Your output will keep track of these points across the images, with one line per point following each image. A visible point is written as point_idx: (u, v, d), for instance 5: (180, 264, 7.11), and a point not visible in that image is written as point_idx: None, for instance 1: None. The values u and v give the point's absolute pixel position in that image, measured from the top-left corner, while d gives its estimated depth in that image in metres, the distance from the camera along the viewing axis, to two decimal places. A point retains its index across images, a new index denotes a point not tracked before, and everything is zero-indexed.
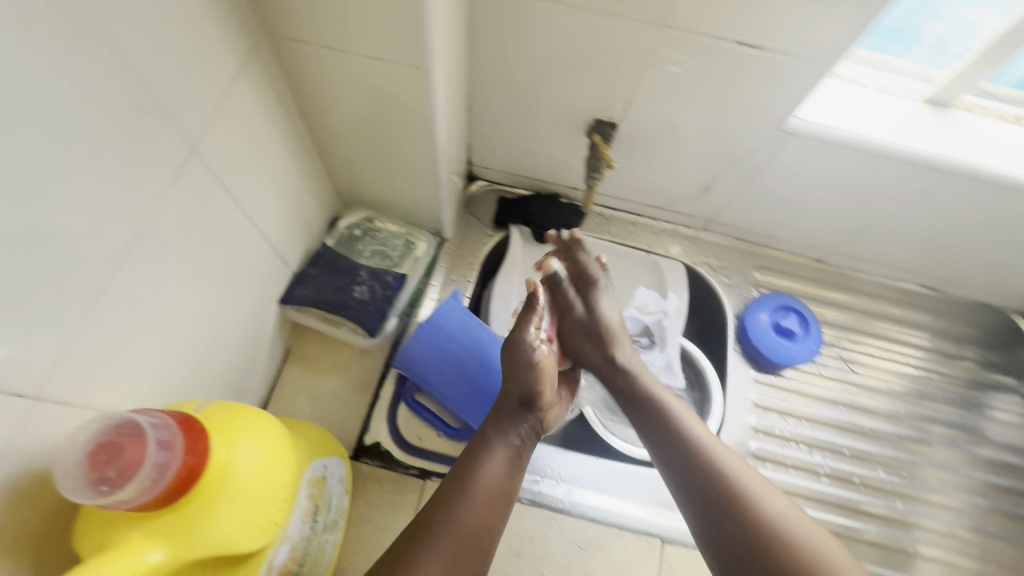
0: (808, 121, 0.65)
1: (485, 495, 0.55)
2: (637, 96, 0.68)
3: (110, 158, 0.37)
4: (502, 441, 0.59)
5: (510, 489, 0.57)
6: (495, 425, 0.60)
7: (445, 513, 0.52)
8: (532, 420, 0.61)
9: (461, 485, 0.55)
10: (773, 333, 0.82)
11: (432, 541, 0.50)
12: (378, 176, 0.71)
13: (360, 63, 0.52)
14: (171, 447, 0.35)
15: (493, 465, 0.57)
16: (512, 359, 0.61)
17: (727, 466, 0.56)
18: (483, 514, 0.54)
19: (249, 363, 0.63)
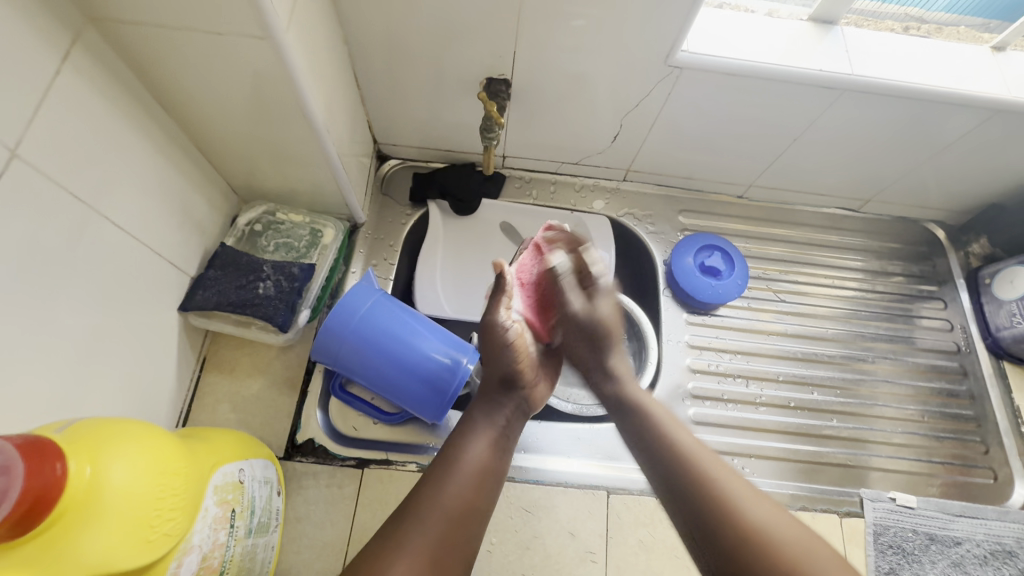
0: (695, 54, 0.64)
1: (473, 474, 0.52)
2: (521, 50, 0.65)
3: None
4: (490, 420, 0.58)
5: (498, 469, 0.55)
6: (483, 406, 0.60)
7: (430, 494, 0.49)
8: (519, 398, 0.62)
9: (446, 466, 0.52)
10: (699, 274, 0.83)
11: (418, 522, 0.47)
12: (268, 165, 0.67)
13: (200, 41, 0.48)
14: (7, 472, 0.32)
15: (480, 443, 0.55)
16: (490, 341, 0.62)
17: (707, 469, 0.52)
18: (472, 495, 0.51)
19: (153, 377, 0.60)
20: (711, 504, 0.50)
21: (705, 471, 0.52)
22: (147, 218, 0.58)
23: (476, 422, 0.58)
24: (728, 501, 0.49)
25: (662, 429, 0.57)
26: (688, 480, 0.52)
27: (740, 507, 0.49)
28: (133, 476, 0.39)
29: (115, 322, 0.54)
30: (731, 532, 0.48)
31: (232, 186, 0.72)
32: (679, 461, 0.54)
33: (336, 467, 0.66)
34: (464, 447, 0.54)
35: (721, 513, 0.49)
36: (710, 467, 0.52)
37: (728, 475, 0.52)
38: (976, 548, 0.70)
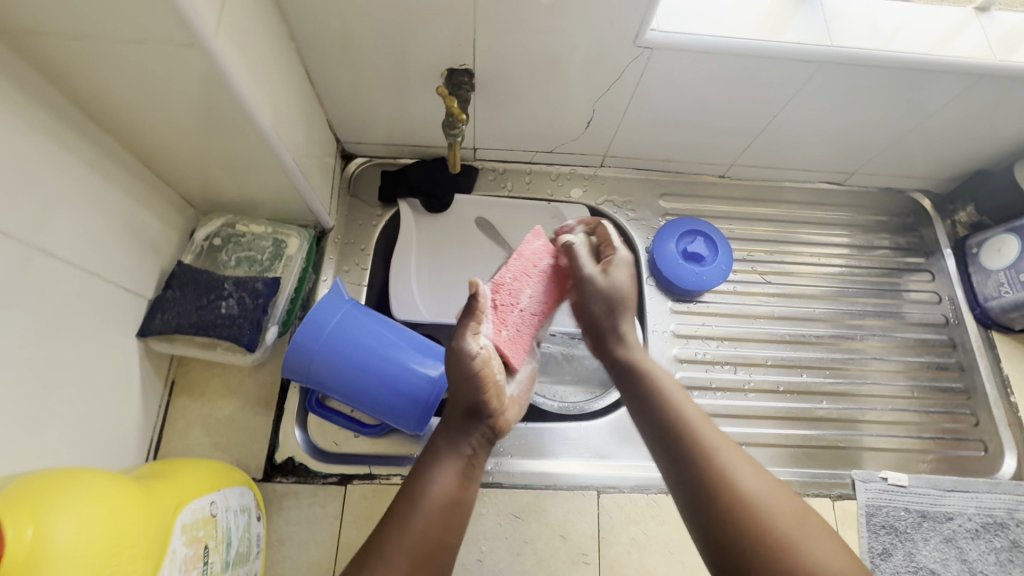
0: (666, 32, 0.60)
1: (440, 506, 0.49)
2: (482, 36, 0.61)
3: None
4: (456, 452, 0.53)
5: (467, 500, 0.51)
6: (447, 438, 0.54)
7: (395, 531, 0.46)
8: (485, 428, 0.55)
9: (410, 499, 0.49)
10: (682, 261, 0.80)
11: (382, 560, 0.44)
12: (220, 177, 0.63)
13: (120, 53, 0.44)
14: None
15: (446, 475, 0.51)
16: (453, 370, 0.54)
17: (710, 441, 0.47)
18: (440, 527, 0.48)
19: (116, 409, 0.58)
20: (712, 475, 0.44)
21: (708, 443, 0.47)
22: (91, 243, 0.54)
23: (440, 453, 0.53)
24: (729, 479, 0.44)
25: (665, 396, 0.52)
26: (693, 453, 0.46)
27: (742, 487, 0.43)
28: (79, 532, 0.36)
29: (67, 357, 0.51)
30: (732, 516, 0.42)
31: (187, 199, 0.68)
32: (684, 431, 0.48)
33: (318, 485, 0.64)
34: (429, 478, 0.50)
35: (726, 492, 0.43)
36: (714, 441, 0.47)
37: (734, 452, 0.46)
38: (968, 522, 0.70)
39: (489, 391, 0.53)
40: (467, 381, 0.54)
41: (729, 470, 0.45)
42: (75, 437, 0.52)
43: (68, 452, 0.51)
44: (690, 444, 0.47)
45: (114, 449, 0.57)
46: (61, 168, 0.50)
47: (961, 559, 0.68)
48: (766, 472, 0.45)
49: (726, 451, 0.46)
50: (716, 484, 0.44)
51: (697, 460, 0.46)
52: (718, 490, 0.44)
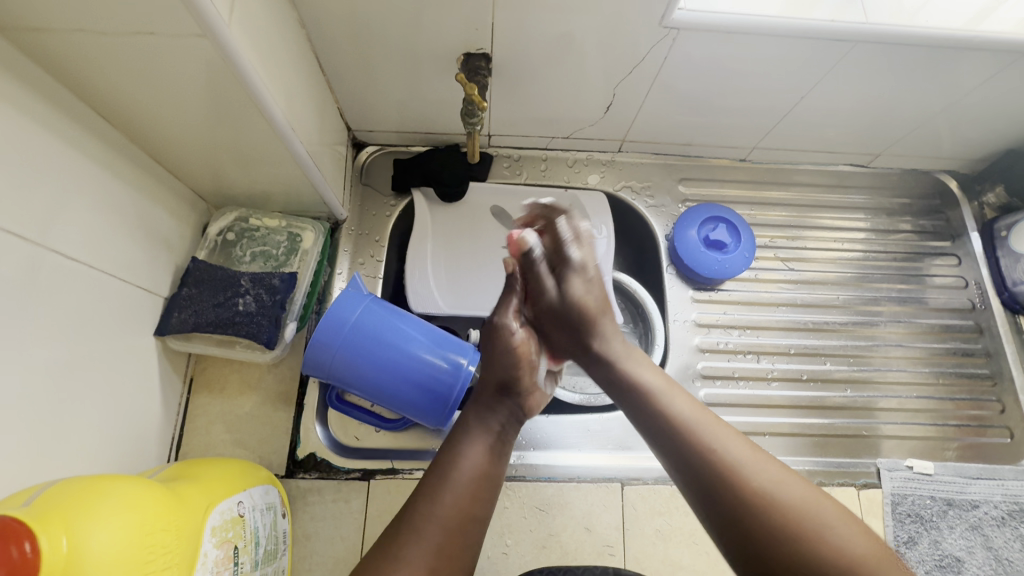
0: (693, 12, 0.58)
1: (472, 481, 0.45)
2: (499, 19, 0.59)
3: None
4: (481, 426, 0.49)
5: (495, 478, 0.47)
6: (474, 410, 0.51)
7: (426, 502, 0.43)
8: (511, 407, 0.52)
9: (441, 473, 0.45)
10: (703, 248, 0.78)
11: (415, 532, 0.41)
12: (232, 169, 0.61)
13: (129, 46, 0.42)
14: None
15: (476, 449, 0.47)
16: (491, 346, 0.54)
17: (739, 462, 0.42)
18: (476, 500, 0.44)
19: (137, 408, 0.57)
20: (757, 510, 0.39)
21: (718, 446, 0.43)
22: (104, 243, 0.53)
23: (466, 428, 0.49)
24: (775, 501, 0.40)
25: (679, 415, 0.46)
26: (731, 485, 0.41)
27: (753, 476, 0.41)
28: (116, 539, 0.36)
29: (85, 360, 0.50)
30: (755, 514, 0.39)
31: (198, 193, 0.67)
32: (715, 466, 0.42)
33: (341, 480, 0.64)
34: (460, 449, 0.47)
35: (776, 523, 0.39)
36: (744, 460, 0.42)
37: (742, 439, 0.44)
38: (994, 510, 0.70)
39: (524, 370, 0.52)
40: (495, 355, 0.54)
41: (769, 490, 0.40)
42: (98, 440, 0.52)
43: (93, 454, 0.51)
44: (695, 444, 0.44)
45: (138, 448, 0.57)
46: (71, 167, 0.48)
47: (987, 546, 0.69)
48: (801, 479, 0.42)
49: (761, 468, 0.41)
50: (763, 512, 0.39)
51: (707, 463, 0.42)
52: (765, 526, 0.39)
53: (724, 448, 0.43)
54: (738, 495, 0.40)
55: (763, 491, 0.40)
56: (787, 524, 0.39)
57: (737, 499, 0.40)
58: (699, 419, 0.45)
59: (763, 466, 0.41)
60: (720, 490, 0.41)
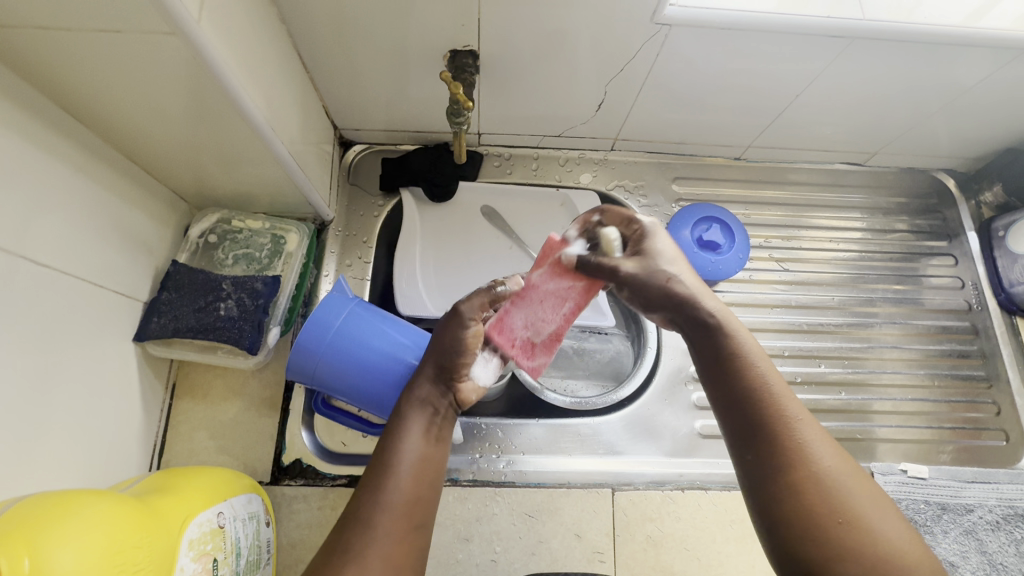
0: (686, 7, 0.56)
1: (415, 466, 0.43)
2: (486, 14, 0.57)
3: None
4: (418, 408, 0.46)
5: (441, 457, 0.45)
6: (410, 393, 0.48)
7: (371, 495, 0.41)
8: (451, 392, 0.49)
9: (384, 460, 0.43)
10: (696, 249, 0.76)
11: (364, 528, 0.39)
12: (212, 169, 0.60)
13: (94, 41, 0.40)
14: None
15: (417, 431, 0.45)
16: (440, 329, 0.50)
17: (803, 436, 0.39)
18: (422, 482, 0.42)
19: (117, 416, 0.56)
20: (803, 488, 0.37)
21: (788, 419, 0.39)
22: (77, 247, 0.51)
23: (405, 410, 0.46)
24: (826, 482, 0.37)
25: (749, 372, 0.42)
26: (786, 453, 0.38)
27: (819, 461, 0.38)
28: (85, 558, 0.35)
29: (61, 368, 0.49)
30: (814, 500, 0.36)
31: (179, 194, 0.65)
32: (784, 440, 0.38)
33: (327, 487, 0.63)
34: (400, 433, 0.44)
35: (820, 505, 0.36)
36: (808, 437, 0.39)
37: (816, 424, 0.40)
38: (989, 514, 0.70)
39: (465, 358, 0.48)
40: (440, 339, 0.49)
41: (827, 471, 0.37)
42: (75, 450, 0.50)
43: (68, 465, 0.49)
44: (765, 410, 0.40)
45: (117, 457, 0.56)
46: (42, 170, 0.47)
47: (981, 551, 0.68)
48: (856, 466, 0.39)
49: (821, 447, 0.38)
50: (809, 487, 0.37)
51: (774, 433, 0.39)
52: (809, 504, 0.36)
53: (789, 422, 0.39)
54: (796, 476, 0.37)
55: (819, 472, 0.37)
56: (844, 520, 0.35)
57: (799, 483, 0.37)
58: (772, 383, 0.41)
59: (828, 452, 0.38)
60: (772, 458, 0.38)
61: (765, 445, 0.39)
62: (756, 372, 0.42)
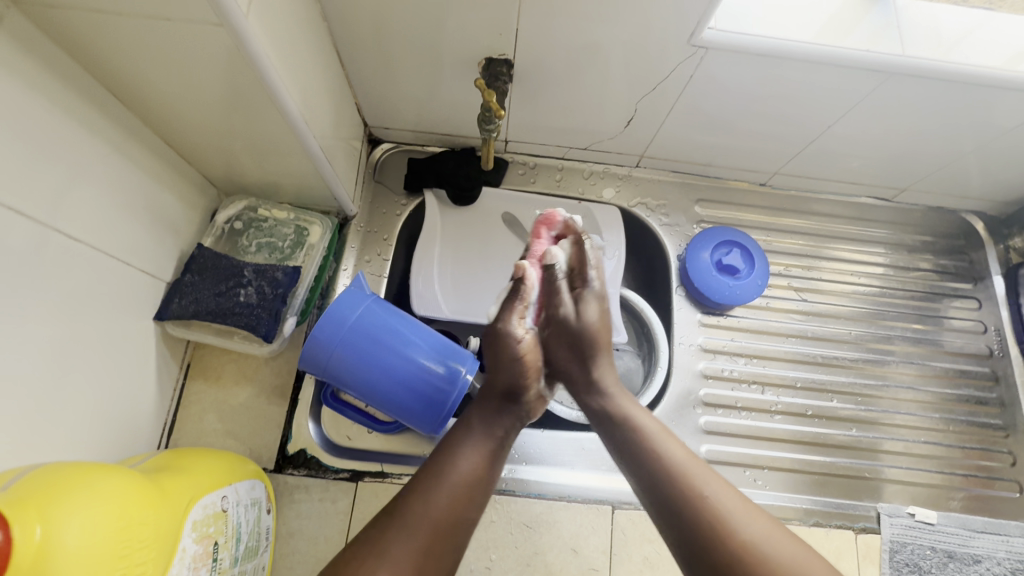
0: (724, 32, 0.56)
1: (468, 482, 0.48)
2: (523, 24, 0.57)
3: None
4: (486, 431, 0.53)
5: (492, 481, 0.51)
6: (479, 415, 0.54)
7: (419, 505, 0.45)
8: (521, 409, 0.57)
9: (437, 475, 0.48)
10: (715, 272, 0.76)
11: (403, 531, 0.43)
12: (244, 158, 0.61)
13: (144, 28, 0.41)
14: None
15: (472, 455, 0.50)
16: (498, 351, 0.58)
17: (712, 495, 0.46)
18: (461, 504, 0.47)
19: (131, 391, 0.57)
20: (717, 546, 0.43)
21: (701, 492, 0.46)
22: (107, 223, 0.52)
23: (469, 432, 0.53)
24: (732, 528, 0.43)
25: (654, 446, 0.50)
26: (702, 532, 0.44)
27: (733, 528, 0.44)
28: (94, 532, 0.35)
29: (84, 340, 0.50)
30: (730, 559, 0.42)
31: (209, 178, 0.66)
32: (703, 512, 0.45)
33: (329, 480, 0.63)
34: (455, 456, 0.50)
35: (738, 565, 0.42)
36: (721, 503, 0.45)
37: (726, 487, 0.47)
38: (997, 566, 0.69)
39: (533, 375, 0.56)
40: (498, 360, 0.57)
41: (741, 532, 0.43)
42: (88, 421, 0.51)
43: (81, 436, 0.50)
44: (682, 490, 0.46)
45: (128, 431, 0.57)
46: (81, 147, 0.48)
47: None
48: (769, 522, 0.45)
49: (734, 514, 0.44)
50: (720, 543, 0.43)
51: (693, 509, 0.45)
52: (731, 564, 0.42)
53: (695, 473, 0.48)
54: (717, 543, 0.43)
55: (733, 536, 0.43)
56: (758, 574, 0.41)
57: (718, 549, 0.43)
58: (685, 462, 0.49)
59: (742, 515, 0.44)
60: (694, 531, 0.44)
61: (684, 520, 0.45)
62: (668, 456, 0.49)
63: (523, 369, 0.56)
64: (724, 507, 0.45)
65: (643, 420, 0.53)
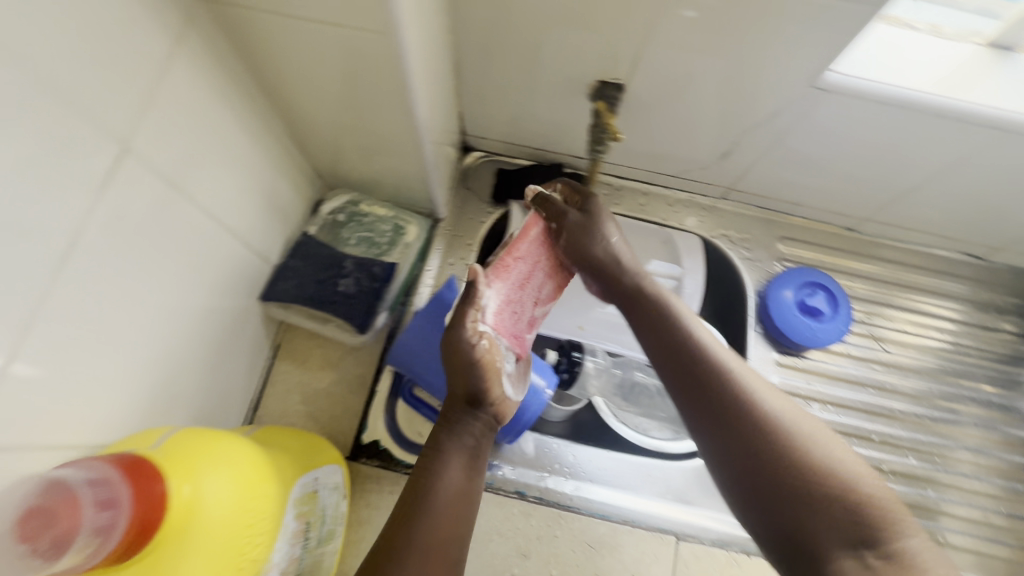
0: (847, 76, 0.56)
1: (455, 498, 0.44)
2: (646, 55, 0.58)
3: (38, 177, 0.32)
4: (461, 439, 0.47)
5: (477, 490, 0.46)
6: (449, 428, 0.48)
7: (406, 526, 0.41)
8: (486, 415, 0.50)
9: (419, 494, 0.43)
10: (799, 313, 0.75)
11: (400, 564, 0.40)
12: (357, 155, 0.64)
13: (314, 31, 0.45)
14: (115, 505, 0.31)
15: (454, 468, 0.46)
16: (450, 357, 0.48)
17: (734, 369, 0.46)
18: (453, 521, 0.43)
19: (232, 366, 0.60)
20: (736, 403, 0.43)
21: (726, 366, 0.46)
22: (239, 206, 0.55)
23: (446, 442, 0.47)
24: (754, 402, 0.43)
25: (677, 327, 0.50)
26: (723, 401, 0.44)
27: (754, 398, 0.44)
28: (228, 492, 0.37)
29: (206, 315, 0.53)
30: (746, 423, 0.42)
31: (317, 171, 0.69)
32: (722, 379, 0.45)
33: (400, 474, 0.65)
34: (435, 475, 0.45)
35: (768, 454, 0.41)
36: (744, 379, 0.45)
37: (751, 370, 0.47)
38: None
39: (489, 381, 0.48)
40: (461, 358, 0.47)
41: (764, 406, 0.43)
42: (197, 391, 0.54)
43: (191, 404, 0.53)
44: (704, 363, 0.46)
45: (225, 404, 0.59)
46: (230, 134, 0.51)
47: None
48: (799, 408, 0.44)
49: (758, 391, 0.44)
50: (738, 407, 0.43)
51: (713, 378, 0.45)
52: (749, 418, 0.43)
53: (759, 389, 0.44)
54: (737, 411, 0.43)
55: (754, 406, 0.43)
56: (784, 453, 0.40)
57: (740, 419, 0.43)
58: (710, 343, 0.48)
59: (766, 391, 0.44)
60: (716, 397, 0.44)
61: (706, 392, 0.45)
62: (689, 335, 0.49)
63: (479, 376, 0.48)
64: (751, 387, 0.45)
65: (674, 304, 0.53)
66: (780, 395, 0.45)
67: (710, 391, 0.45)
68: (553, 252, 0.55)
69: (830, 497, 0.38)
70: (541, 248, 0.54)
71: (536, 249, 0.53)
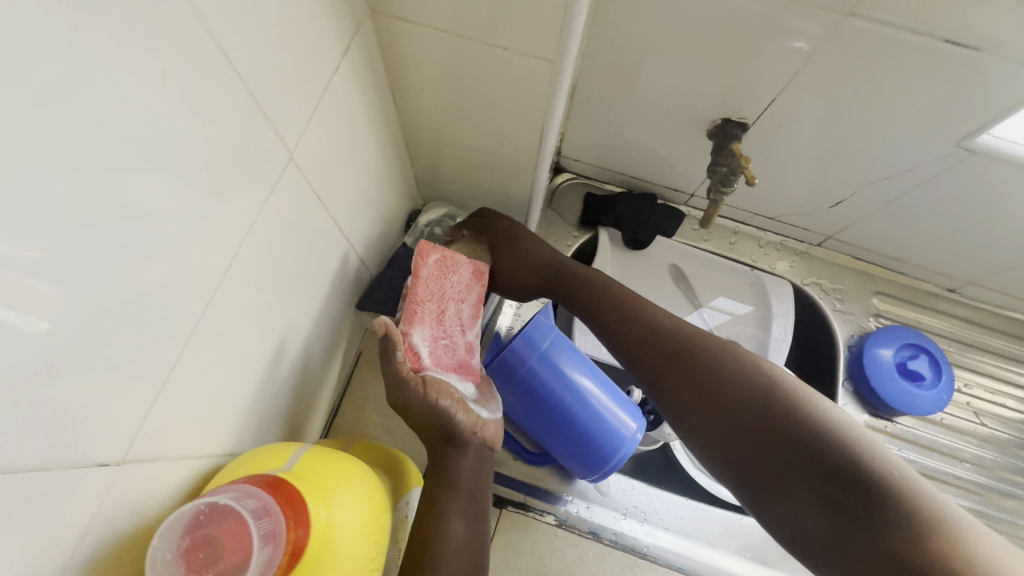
0: (1000, 138, 0.53)
1: (462, 544, 0.44)
2: (784, 97, 0.56)
3: (216, 183, 0.31)
4: (459, 482, 0.47)
5: (483, 529, 0.47)
6: (442, 473, 0.48)
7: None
8: (473, 444, 0.50)
9: (427, 547, 0.43)
10: (896, 375, 0.72)
11: None
12: (464, 172, 0.63)
13: (472, 50, 0.44)
14: (274, 539, 0.30)
15: (456, 515, 0.45)
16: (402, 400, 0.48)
17: (698, 342, 0.51)
18: (466, 567, 0.43)
19: (322, 373, 0.58)
20: (706, 372, 0.49)
21: (688, 340, 0.51)
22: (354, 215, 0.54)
23: (448, 492, 0.47)
24: (720, 368, 0.48)
25: (639, 305, 0.55)
26: (695, 372, 0.49)
27: (721, 364, 0.49)
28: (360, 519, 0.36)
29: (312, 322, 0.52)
30: (718, 389, 0.48)
31: (416, 181, 0.68)
32: (688, 352, 0.50)
33: None
34: (441, 520, 0.44)
35: (739, 410, 0.46)
36: (705, 349, 0.50)
37: (712, 339, 0.52)
38: None
39: (451, 413, 0.48)
40: (415, 406, 0.48)
41: (729, 371, 0.48)
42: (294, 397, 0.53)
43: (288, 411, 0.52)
44: (670, 343, 0.51)
45: (312, 410, 0.58)
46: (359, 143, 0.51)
47: None
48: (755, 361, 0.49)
49: (719, 358, 0.49)
50: (710, 378, 0.48)
51: (679, 353, 0.51)
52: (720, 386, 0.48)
53: (716, 359, 0.49)
54: (708, 379, 0.48)
55: (723, 374, 0.48)
56: (755, 402, 0.45)
57: (711, 387, 0.48)
58: (668, 321, 0.54)
59: (729, 356, 0.49)
60: (689, 371, 0.49)
61: (679, 368, 0.50)
62: (650, 314, 0.54)
63: (439, 415, 0.48)
64: (713, 353, 0.50)
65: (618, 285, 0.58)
66: (738, 354, 0.50)
67: (680, 366, 0.50)
68: (461, 280, 0.53)
69: (801, 429, 0.43)
70: (445, 282, 0.52)
71: (438, 286, 0.51)
